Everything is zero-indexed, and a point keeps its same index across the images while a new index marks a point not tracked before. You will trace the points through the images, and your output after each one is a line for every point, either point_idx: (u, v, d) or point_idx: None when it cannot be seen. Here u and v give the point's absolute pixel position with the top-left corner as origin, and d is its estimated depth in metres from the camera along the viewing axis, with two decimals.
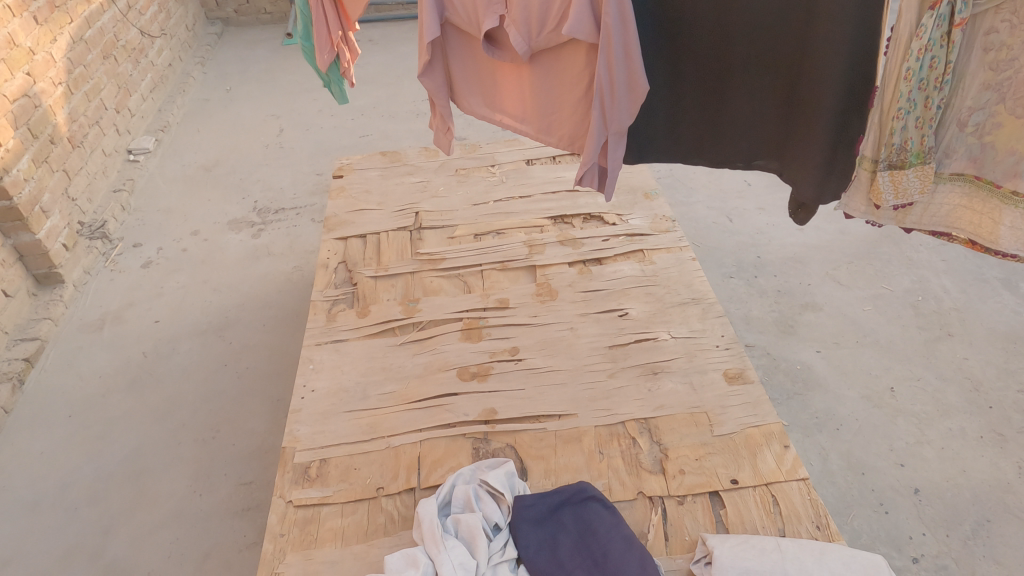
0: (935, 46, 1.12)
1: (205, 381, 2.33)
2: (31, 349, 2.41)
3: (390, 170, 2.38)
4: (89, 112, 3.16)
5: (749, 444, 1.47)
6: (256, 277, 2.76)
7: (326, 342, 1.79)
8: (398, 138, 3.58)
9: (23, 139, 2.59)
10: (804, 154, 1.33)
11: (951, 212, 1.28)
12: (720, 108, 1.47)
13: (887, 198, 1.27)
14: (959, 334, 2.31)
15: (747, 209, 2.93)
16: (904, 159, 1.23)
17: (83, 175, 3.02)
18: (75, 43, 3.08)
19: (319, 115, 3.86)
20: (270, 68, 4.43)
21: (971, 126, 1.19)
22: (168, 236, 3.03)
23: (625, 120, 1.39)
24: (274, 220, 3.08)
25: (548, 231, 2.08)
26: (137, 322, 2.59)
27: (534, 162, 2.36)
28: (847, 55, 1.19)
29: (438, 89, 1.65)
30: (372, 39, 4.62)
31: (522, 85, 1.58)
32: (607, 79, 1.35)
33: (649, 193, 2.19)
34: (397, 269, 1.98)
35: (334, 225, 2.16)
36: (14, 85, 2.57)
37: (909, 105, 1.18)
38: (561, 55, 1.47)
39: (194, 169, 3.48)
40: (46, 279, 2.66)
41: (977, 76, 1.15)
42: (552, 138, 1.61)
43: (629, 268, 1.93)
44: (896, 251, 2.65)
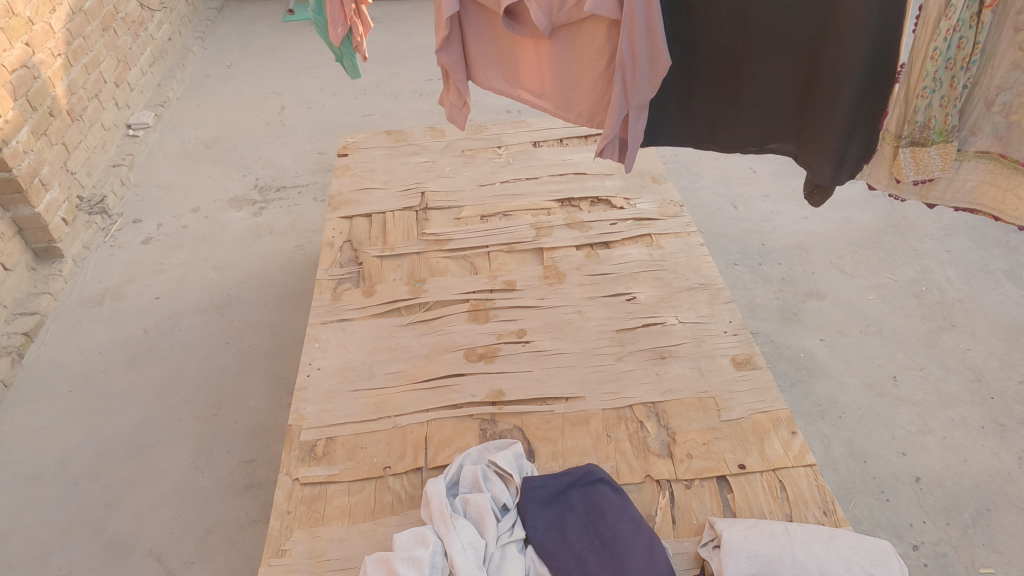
0: (964, 26, 1.11)
1: (206, 358, 2.32)
2: (30, 323, 2.39)
3: (395, 149, 2.36)
4: (88, 84, 3.11)
5: (756, 430, 1.47)
6: (257, 255, 2.74)
7: (332, 321, 1.78)
8: (401, 118, 3.55)
9: (23, 111, 2.56)
10: (823, 135, 1.30)
11: (975, 188, 1.25)
12: (738, 86, 1.44)
13: (907, 174, 1.25)
14: (963, 325, 2.31)
15: (752, 196, 2.92)
16: (927, 136, 1.21)
17: (82, 149, 2.98)
18: (74, 14, 3.02)
19: (322, 93, 3.82)
20: (272, 45, 4.37)
21: (997, 105, 1.16)
22: (168, 213, 3.00)
23: (647, 94, 1.37)
24: (275, 198, 3.05)
25: (555, 214, 2.06)
26: (137, 298, 2.57)
27: (541, 144, 2.34)
28: (872, 32, 1.16)
29: (455, 65, 1.64)
30: (375, 17, 4.55)
31: (541, 60, 1.56)
32: (629, 54, 1.33)
33: (657, 177, 2.18)
34: (402, 249, 1.97)
35: (339, 203, 2.14)
36: (13, 55, 2.53)
37: (934, 84, 1.16)
38: (580, 31, 1.45)
39: (195, 145, 3.44)
40: (45, 253, 2.63)
41: (1007, 56, 1.12)
42: (570, 114, 1.59)
43: (637, 252, 1.92)
44: (901, 241, 2.65)
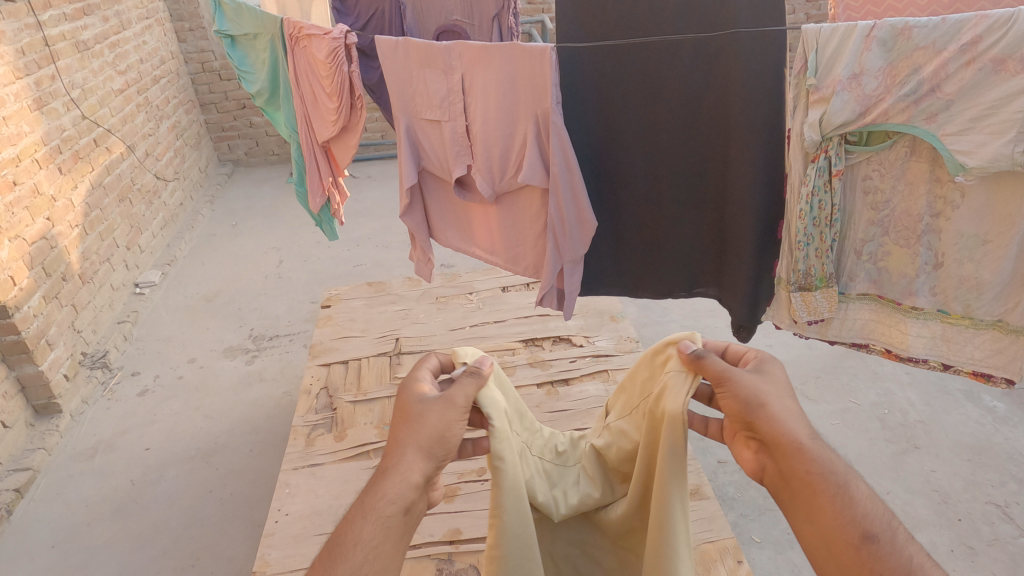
0: (820, 191, 1.34)
1: (189, 508, 2.41)
2: (22, 480, 2.46)
3: (375, 299, 2.70)
4: (101, 250, 3.43)
5: (703, 560, 1.66)
6: (246, 403, 2.92)
7: (303, 466, 1.95)
8: (390, 267, 3.86)
9: (37, 278, 2.81)
10: (738, 272, 1.53)
11: (865, 325, 1.47)
12: (662, 239, 1.64)
13: (801, 315, 1.46)
14: (926, 447, 2.39)
15: (718, 327, 3.10)
16: (811, 282, 1.43)
17: (89, 309, 3.21)
18: (94, 189, 3.43)
19: (318, 247, 4.17)
20: (275, 204, 4.81)
21: (865, 254, 1.40)
22: (166, 364, 3.19)
23: (578, 250, 1.62)
24: (268, 346, 3.29)
25: (519, 353, 2.34)
26: (128, 449, 2.68)
27: (509, 288, 2.69)
28: (762, 191, 1.43)
29: (418, 227, 1.89)
30: (371, 175, 5.02)
31: (491, 223, 1.81)
32: (559, 217, 1.58)
33: (615, 316, 2.48)
34: (375, 394, 2.20)
35: (319, 351, 2.41)
36: (33, 230, 2.85)
37: (807, 239, 1.38)
38: (519, 198, 1.70)
39: (196, 300, 3.71)
40: (44, 409, 2.76)
41: (863, 214, 1.36)
42: (519, 268, 1.82)
43: (594, 387, 2.15)
44: (861, 365, 2.79)
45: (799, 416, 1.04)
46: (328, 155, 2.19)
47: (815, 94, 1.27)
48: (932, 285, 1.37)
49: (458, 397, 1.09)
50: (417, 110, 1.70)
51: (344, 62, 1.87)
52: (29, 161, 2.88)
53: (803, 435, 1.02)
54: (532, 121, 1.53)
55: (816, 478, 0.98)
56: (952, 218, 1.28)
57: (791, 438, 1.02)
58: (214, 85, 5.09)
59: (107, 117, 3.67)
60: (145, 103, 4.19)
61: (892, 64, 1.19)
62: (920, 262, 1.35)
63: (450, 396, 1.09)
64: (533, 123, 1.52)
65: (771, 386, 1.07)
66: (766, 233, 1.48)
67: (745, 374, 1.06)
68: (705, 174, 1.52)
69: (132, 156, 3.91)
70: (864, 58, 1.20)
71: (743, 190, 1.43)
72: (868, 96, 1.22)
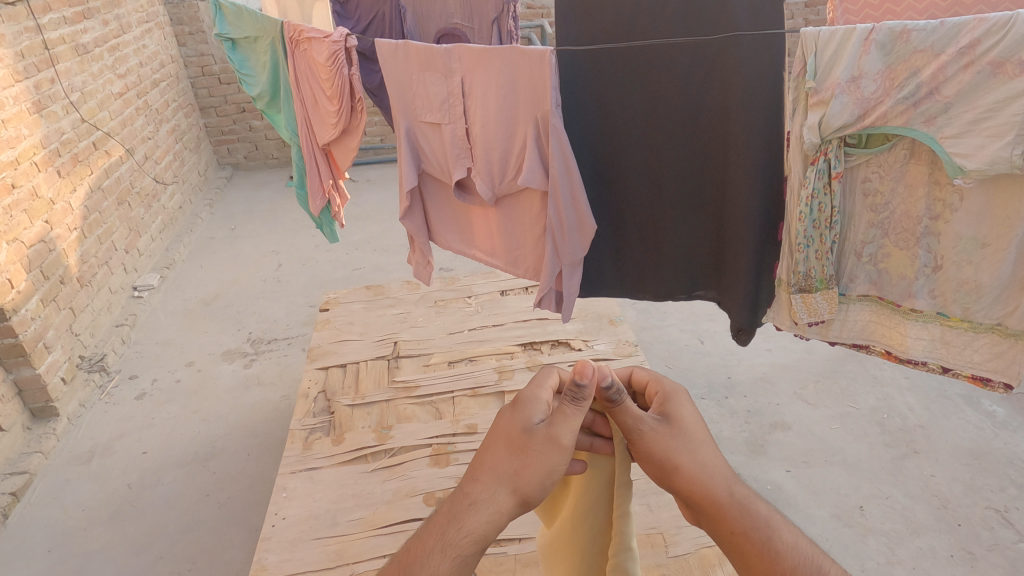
0: (820, 193, 1.34)
1: (186, 512, 2.40)
2: (19, 483, 2.45)
3: (373, 302, 2.70)
4: (100, 253, 3.43)
5: (702, 564, 1.65)
6: (244, 407, 2.91)
7: (301, 470, 1.94)
8: (389, 270, 3.86)
9: (35, 281, 2.81)
10: (737, 275, 1.53)
11: (865, 326, 1.47)
12: (661, 241, 1.64)
13: (801, 316, 1.46)
14: (925, 451, 2.39)
15: (717, 331, 3.10)
16: (811, 284, 1.43)
17: (88, 312, 3.20)
18: (93, 192, 3.43)
19: (317, 250, 4.16)
20: (274, 207, 4.81)
21: (866, 255, 1.40)
22: (164, 368, 3.18)
23: (577, 253, 1.61)
24: (266, 349, 3.28)
25: (518, 357, 2.33)
26: (126, 453, 2.67)
27: (508, 292, 2.69)
28: (761, 194, 1.43)
29: (418, 229, 1.89)
30: (370, 179, 5.02)
31: (491, 225, 1.80)
32: (559, 220, 1.58)
33: (614, 320, 2.48)
34: (373, 397, 2.20)
35: (317, 354, 2.41)
36: (32, 233, 2.85)
37: (807, 241, 1.38)
38: (519, 200, 1.70)
39: (195, 303, 3.71)
40: (42, 412, 2.75)
41: (863, 216, 1.36)
42: (519, 270, 1.82)
43: None
44: (860, 369, 2.79)
45: (715, 470, 0.94)
46: (328, 158, 2.18)
47: (814, 97, 1.27)
48: (931, 287, 1.37)
49: (565, 436, 0.93)
50: (417, 113, 1.70)
51: (344, 65, 1.87)
52: (28, 164, 2.88)
53: (721, 490, 0.93)
54: (532, 124, 1.53)
55: (739, 539, 0.91)
56: (951, 221, 1.28)
57: (715, 496, 0.93)
58: (214, 89, 5.10)
59: (107, 120, 3.67)
60: (144, 106, 4.19)
61: (891, 66, 1.19)
62: (919, 264, 1.35)
63: (555, 432, 0.92)
64: (533, 126, 1.52)
65: (682, 436, 0.96)
66: (765, 236, 1.48)
67: (651, 429, 0.97)
68: (704, 177, 1.52)
69: (132, 159, 3.91)
70: (862, 61, 1.20)
71: (742, 193, 1.43)
72: (867, 99, 1.22)
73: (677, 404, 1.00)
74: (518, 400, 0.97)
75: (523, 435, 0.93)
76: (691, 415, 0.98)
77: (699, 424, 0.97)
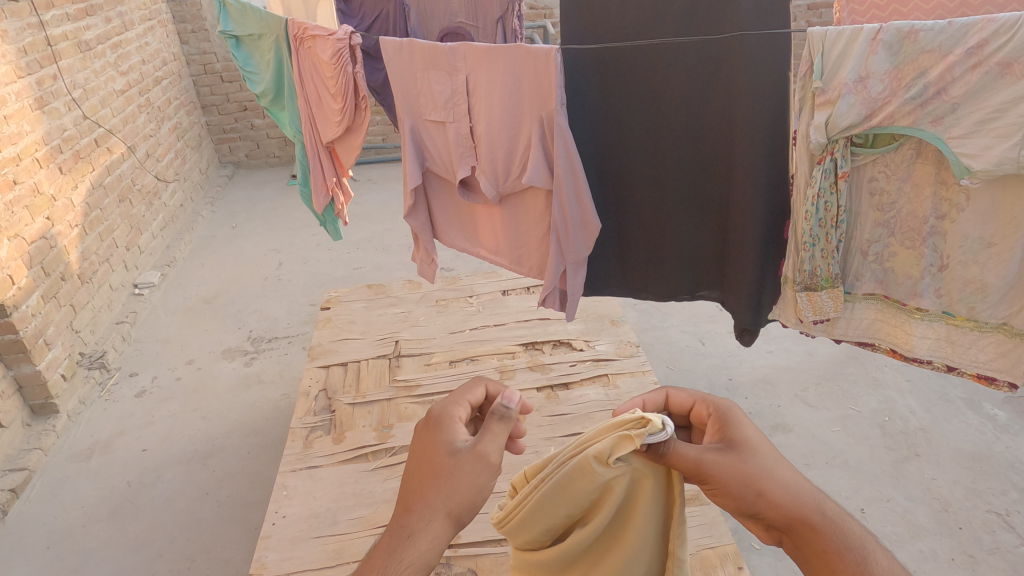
0: (826, 192, 1.34)
1: (185, 510, 2.39)
2: (18, 480, 2.45)
3: (374, 301, 2.69)
4: (100, 250, 3.42)
5: (703, 566, 1.65)
6: (244, 405, 2.90)
7: (301, 468, 1.93)
8: (390, 270, 3.86)
9: (36, 277, 2.80)
10: (741, 275, 1.53)
11: (871, 325, 1.47)
12: (665, 240, 1.64)
13: (806, 315, 1.46)
14: (926, 454, 2.38)
15: (718, 333, 3.10)
16: (816, 282, 1.43)
17: (88, 309, 3.20)
18: (94, 189, 3.42)
19: (318, 249, 4.16)
20: (275, 206, 4.81)
21: (872, 255, 1.40)
22: (164, 366, 3.18)
23: (581, 252, 1.61)
24: (266, 348, 3.28)
25: (519, 357, 2.32)
26: (125, 451, 2.67)
27: (509, 291, 2.68)
28: (765, 194, 1.43)
29: (421, 227, 1.89)
30: (371, 178, 5.02)
31: (495, 224, 1.80)
32: (563, 219, 1.58)
33: (615, 320, 2.47)
34: (374, 396, 2.19)
35: (318, 353, 2.40)
36: (33, 229, 2.84)
37: (813, 240, 1.38)
38: (523, 199, 1.70)
39: (195, 301, 3.70)
40: (41, 409, 2.75)
41: (869, 216, 1.36)
42: (522, 269, 1.82)
43: (594, 392, 2.13)
44: (861, 372, 2.79)
45: (799, 488, 0.92)
46: (332, 156, 2.18)
47: (820, 97, 1.26)
48: (937, 287, 1.36)
49: (490, 453, 0.99)
50: (421, 111, 1.70)
51: (349, 63, 1.87)
52: (30, 160, 2.87)
53: (811, 506, 0.91)
54: (536, 123, 1.53)
55: (837, 558, 0.88)
56: (957, 220, 1.28)
57: (806, 515, 0.91)
58: (216, 87, 5.10)
59: (109, 117, 3.67)
60: (146, 104, 4.19)
61: (898, 66, 1.19)
62: (925, 264, 1.35)
63: (480, 453, 0.99)
64: (537, 124, 1.52)
65: (754, 457, 0.93)
66: (770, 235, 1.48)
67: (723, 458, 0.92)
68: (709, 176, 1.52)
69: (133, 157, 3.90)
70: (869, 61, 1.20)
71: (747, 191, 1.43)
72: (874, 99, 1.22)
73: (739, 427, 0.97)
74: (436, 423, 1.05)
75: (449, 458, 1.00)
76: (758, 435, 0.96)
77: (768, 443, 0.95)
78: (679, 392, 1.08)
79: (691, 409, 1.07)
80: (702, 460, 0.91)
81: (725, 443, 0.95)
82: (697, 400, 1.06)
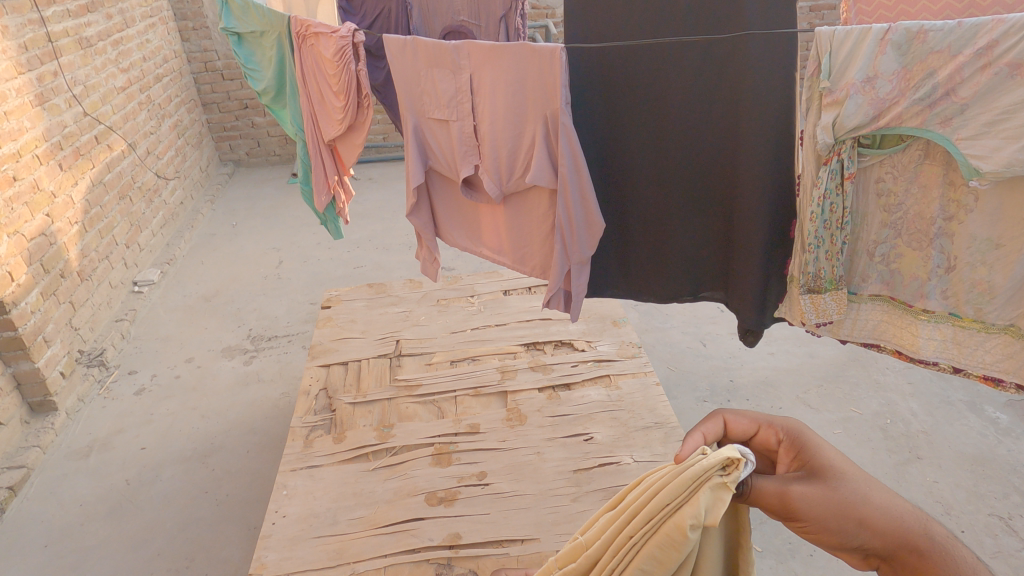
0: (832, 193, 1.33)
1: (184, 509, 2.38)
2: (16, 478, 2.44)
3: (375, 300, 2.68)
4: (100, 248, 3.41)
5: None
6: (243, 404, 2.89)
7: (302, 468, 1.93)
8: (390, 269, 3.85)
9: (35, 274, 2.79)
10: (746, 276, 1.52)
11: (876, 326, 1.46)
12: (670, 240, 1.63)
13: (810, 317, 1.45)
14: (928, 457, 2.38)
15: (720, 334, 3.09)
16: (820, 284, 1.42)
17: (87, 307, 3.18)
18: (94, 186, 3.41)
19: (318, 248, 4.15)
20: (276, 204, 4.80)
21: (878, 256, 1.39)
22: (163, 364, 3.17)
23: (585, 253, 1.60)
24: (266, 346, 3.27)
25: (520, 357, 2.31)
26: (124, 449, 2.66)
27: (511, 291, 2.67)
28: (770, 195, 1.42)
29: (424, 226, 1.88)
30: (372, 177, 5.01)
31: (499, 223, 1.79)
32: (567, 218, 1.57)
33: (617, 321, 2.46)
34: (374, 396, 2.18)
35: (319, 352, 2.40)
36: (32, 226, 2.83)
37: (818, 241, 1.37)
38: (527, 198, 1.69)
39: (195, 299, 3.69)
40: (40, 406, 2.74)
41: (876, 216, 1.35)
42: (525, 268, 1.81)
43: (595, 393, 2.12)
44: (863, 374, 2.78)
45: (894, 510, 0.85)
46: (334, 154, 2.17)
47: (828, 97, 1.26)
48: (944, 289, 1.35)
49: None
50: (424, 109, 1.69)
51: (351, 61, 1.86)
52: (30, 157, 2.86)
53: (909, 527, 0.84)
54: (540, 122, 1.52)
55: None
56: (965, 221, 1.27)
57: (908, 541, 0.83)
58: (217, 85, 5.08)
59: (109, 114, 3.65)
60: (147, 101, 4.18)
61: (907, 67, 1.18)
62: (932, 265, 1.34)
63: None
64: (541, 123, 1.51)
65: (842, 482, 0.86)
66: (774, 236, 1.47)
67: (811, 488, 0.85)
68: (714, 176, 1.51)
69: (133, 154, 3.89)
70: (878, 62, 1.19)
71: (752, 191, 1.42)
72: (882, 100, 1.21)
73: (817, 450, 0.91)
74: None
75: None
76: (839, 456, 0.90)
77: (853, 466, 0.88)
78: (739, 418, 1.01)
79: (755, 434, 1.00)
80: (788, 490, 0.86)
81: (808, 471, 0.89)
82: (761, 425, 1.00)
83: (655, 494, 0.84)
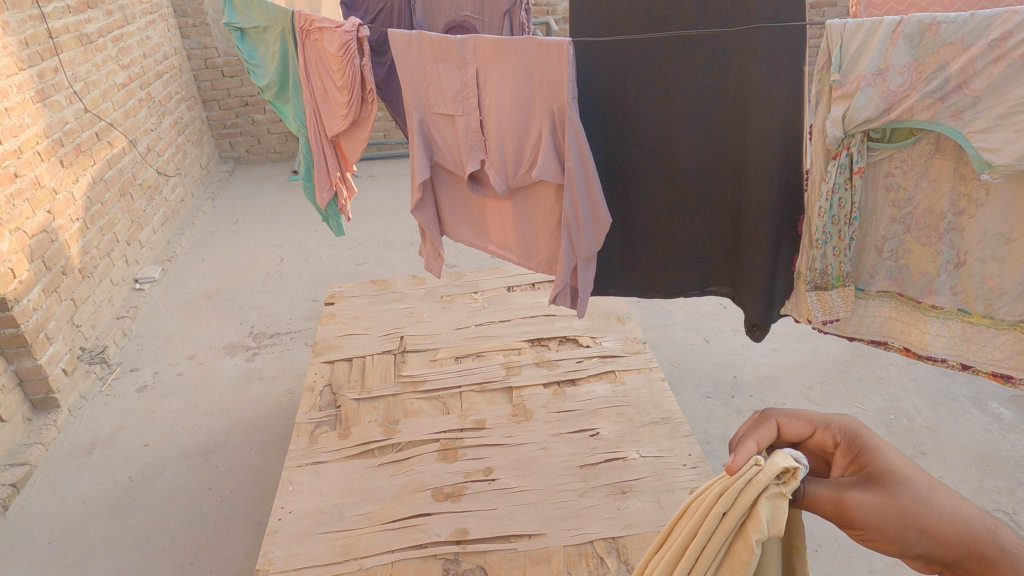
0: (840, 188, 1.33)
1: (187, 506, 2.38)
2: (19, 475, 2.43)
3: (379, 296, 2.67)
4: (101, 245, 3.40)
5: None
6: (246, 401, 2.89)
7: (307, 464, 1.92)
8: (392, 266, 3.84)
9: (37, 271, 2.78)
10: (753, 271, 1.52)
11: (884, 322, 1.46)
12: (676, 236, 1.62)
13: (816, 314, 1.45)
14: (932, 453, 2.38)
15: (723, 331, 3.08)
16: (827, 281, 1.42)
17: (89, 304, 3.18)
18: (95, 182, 3.40)
19: (319, 245, 4.14)
20: (277, 202, 4.79)
21: (886, 251, 1.39)
22: (165, 361, 3.16)
23: (592, 248, 1.60)
24: (268, 343, 3.26)
25: (525, 353, 2.31)
26: (127, 446, 2.65)
27: (515, 288, 2.67)
28: (779, 189, 1.41)
29: (429, 222, 1.87)
30: (372, 174, 5.00)
31: (504, 218, 1.79)
32: (574, 214, 1.56)
33: (621, 317, 2.46)
34: (379, 391, 2.17)
35: (323, 348, 2.39)
36: (34, 222, 2.82)
37: (825, 236, 1.37)
38: (533, 193, 1.69)
39: (196, 297, 3.68)
40: (42, 403, 2.73)
41: (884, 212, 1.35)
42: (531, 264, 1.80)
43: (601, 388, 2.12)
44: (866, 370, 2.78)
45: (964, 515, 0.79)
46: (337, 150, 2.17)
47: (838, 90, 1.25)
48: (953, 284, 1.35)
49: None
50: (430, 104, 1.68)
51: (356, 56, 1.85)
52: (31, 153, 2.85)
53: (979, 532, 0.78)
54: (547, 116, 1.51)
55: None
56: (975, 216, 1.27)
57: (977, 547, 0.78)
58: (217, 82, 5.07)
59: (110, 110, 3.64)
60: (148, 98, 4.17)
61: (919, 59, 1.18)
62: (941, 260, 1.34)
63: None
64: (548, 118, 1.51)
65: (905, 485, 0.80)
66: (782, 231, 1.47)
67: (873, 495, 0.79)
68: (722, 171, 1.51)
69: (134, 151, 3.88)
70: (889, 54, 1.19)
71: (760, 186, 1.42)
72: (893, 93, 1.21)
73: (877, 454, 0.85)
74: None
75: None
76: (901, 460, 0.84)
77: (916, 468, 0.83)
78: (791, 419, 0.92)
79: (810, 436, 0.91)
80: (844, 496, 0.80)
81: (866, 475, 0.83)
82: (818, 427, 0.91)
83: (703, 518, 0.81)
